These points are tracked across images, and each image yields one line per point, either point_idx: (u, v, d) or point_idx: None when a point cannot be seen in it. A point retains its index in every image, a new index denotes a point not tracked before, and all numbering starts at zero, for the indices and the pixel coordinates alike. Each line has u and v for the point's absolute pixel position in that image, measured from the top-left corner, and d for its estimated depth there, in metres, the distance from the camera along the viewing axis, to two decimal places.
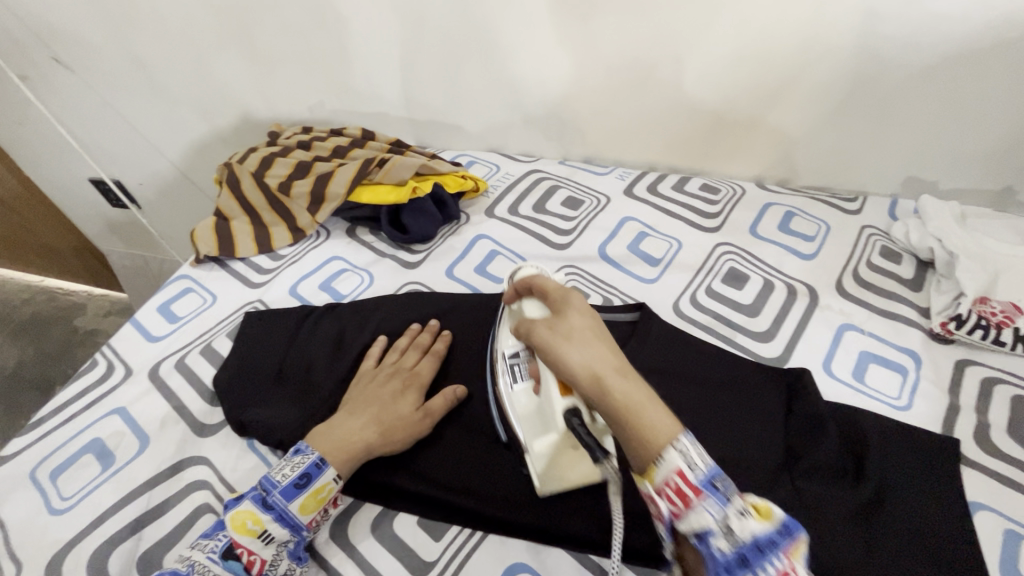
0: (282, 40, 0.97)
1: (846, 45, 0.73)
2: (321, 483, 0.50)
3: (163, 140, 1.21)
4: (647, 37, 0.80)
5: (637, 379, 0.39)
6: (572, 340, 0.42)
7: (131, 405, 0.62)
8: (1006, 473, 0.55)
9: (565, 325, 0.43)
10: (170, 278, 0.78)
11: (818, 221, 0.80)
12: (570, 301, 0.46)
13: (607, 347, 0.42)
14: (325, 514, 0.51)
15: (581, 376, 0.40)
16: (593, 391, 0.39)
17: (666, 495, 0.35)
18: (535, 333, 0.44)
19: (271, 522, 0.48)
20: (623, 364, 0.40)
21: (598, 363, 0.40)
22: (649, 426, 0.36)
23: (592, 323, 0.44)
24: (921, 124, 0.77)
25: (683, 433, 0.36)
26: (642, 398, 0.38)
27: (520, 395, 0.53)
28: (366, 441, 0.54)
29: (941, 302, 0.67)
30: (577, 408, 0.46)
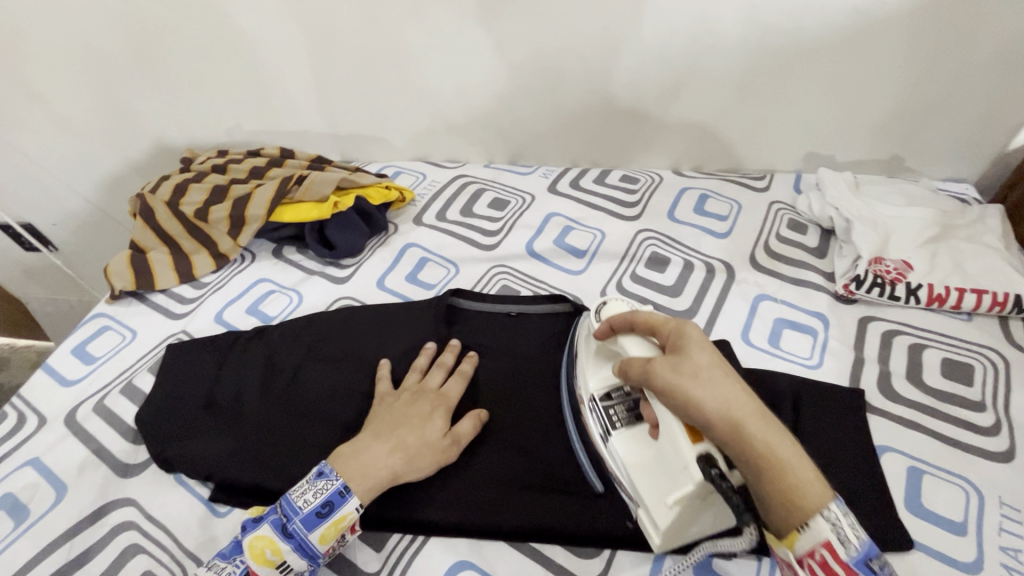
0: (188, 64, 0.94)
1: (735, 34, 0.77)
2: (343, 512, 0.49)
3: (73, 176, 1.15)
4: (551, 38, 0.82)
5: (775, 427, 0.41)
6: (703, 381, 0.42)
7: (45, 453, 0.59)
8: (907, 416, 0.59)
9: (690, 364, 0.43)
10: (84, 318, 0.74)
11: (730, 201, 0.85)
12: (688, 335, 0.46)
13: (740, 390, 0.43)
14: (343, 542, 0.50)
15: (721, 422, 0.41)
16: (734, 441, 0.40)
17: (809, 564, 0.38)
18: (656, 374, 0.45)
19: (290, 552, 0.47)
20: (761, 410, 0.42)
21: (736, 408, 0.41)
22: (797, 486, 0.39)
23: (717, 361, 0.44)
24: (812, 102, 0.83)
25: (833, 501, 0.39)
26: (785, 451, 0.40)
27: (627, 443, 0.51)
28: (393, 467, 0.52)
29: (842, 265, 0.72)
30: (711, 455, 0.43)
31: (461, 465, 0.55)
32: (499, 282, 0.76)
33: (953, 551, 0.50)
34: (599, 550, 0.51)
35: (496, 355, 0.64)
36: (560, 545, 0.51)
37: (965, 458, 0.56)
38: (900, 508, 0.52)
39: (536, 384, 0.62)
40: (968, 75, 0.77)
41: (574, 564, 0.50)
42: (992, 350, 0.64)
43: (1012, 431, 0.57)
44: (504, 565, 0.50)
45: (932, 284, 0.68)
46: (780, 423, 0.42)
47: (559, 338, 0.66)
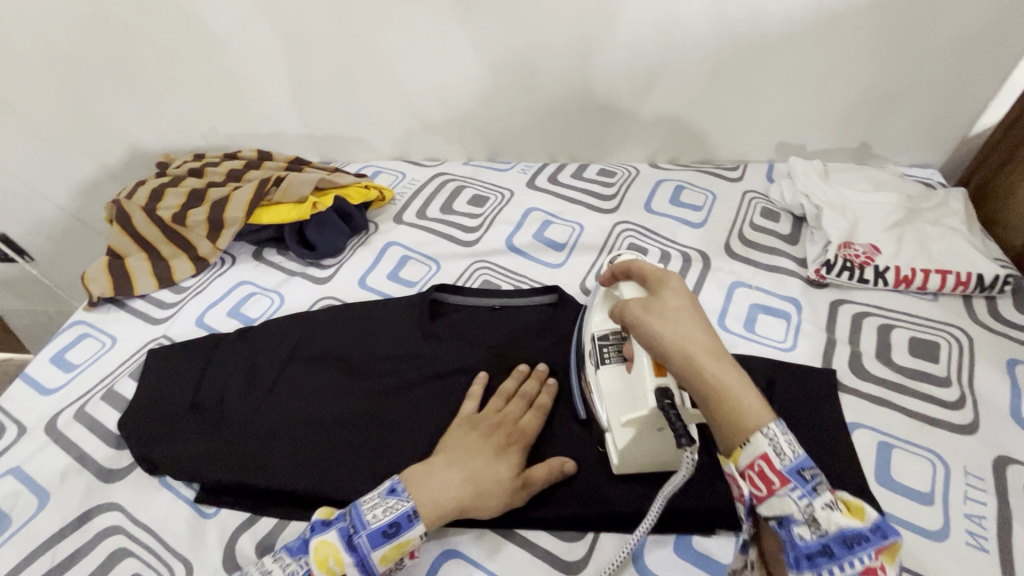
0: (162, 69, 0.94)
1: (704, 29, 0.79)
2: (407, 537, 0.47)
3: (47, 184, 1.13)
4: (525, 36, 0.83)
5: (728, 361, 0.41)
6: (666, 319, 0.44)
7: (26, 462, 0.59)
8: (877, 393, 0.61)
9: (660, 304, 0.45)
10: (62, 326, 0.74)
11: (705, 191, 0.86)
12: (669, 282, 0.47)
13: (701, 328, 0.43)
14: (398, 565, 0.49)
15: (672, 351, 0.42)
16: (684, 368, 0.41)
17: (748, 477, 0.39)
18: (627, 311, 0.47)
19: (351, 567, 0.46)
20: (716, 347, 0.42)
21: (690, 340, 0.42)
22: (742, 407, 0.39)
23: (687, 304, 0.45)
24: (781, 93, 0.85)
25: (773, 422, 0.39)
26: (733, 379, 0.40)
27: (608, 374, 0.54)
28: (461, 499, 0.49)
29: (814, 251, 0.74)
30: (668, 387, 0.45)
31: None
32: (480, 277, 0.77)
33: (921, 519, 0.52)
34: (583, 534, 0.52)
35: (479, 347, 0.65)
36: (545, 531, 0.52)
37: (932, 431, 0.58)
38: (871, 481, 0.54)
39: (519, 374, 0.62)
40: (928, 64, 0.79)
41: (558, 549, 0.51)
42: (956, 327, 0.67)
43: (976, 403, 0.60)
44: (491, 552, 0.51)
45: (899, 266, 0.70)
46: (736, 360, 0.42)
47: (541, 330, 0.66)
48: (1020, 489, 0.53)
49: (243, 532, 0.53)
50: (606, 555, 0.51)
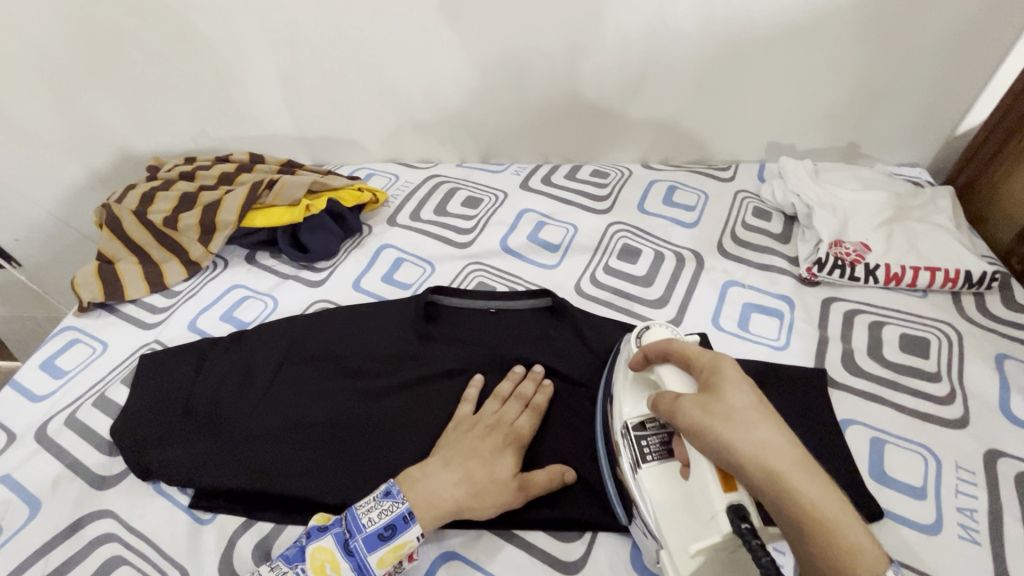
0: (152, 72, 0.93)
1: (693, 30, 0.80)
2: (404, 538, 0.47)
3: (35, 190, 1.12)
4: (516, 37, 0.83)
5: (820, 478, 0.39)
6: (734, 423, 0.40)
7: (17, 470, 0.58)
8: (870, 390, 0.62)
9: (723, 406, 0.41)
10: (52, 332, 0.73)
11: (698, 191, 0.87)
12: (724, 372, 0.44)
13: (781, 436, 0.40)
14: (398, 569, 0.49)
15: (756, 470, 0.39)
16: (774, 493, 0.38)
17: None
18: (685, 411, 0.43)
19: (349, 571, 0.46)
20: (804, 458, 0.39)
21: (778, 457, 0.39)
22: (853, 547, 0.37)
23: (754, 402, 0.42)
24: (771, 94, 0.86)
25: (889, 568, 0.37)
26: (835, 508, 0.38)
27: (650, 482, 0.47)
28: (459, 502, 0.49)
29: (805, 250, 0.75)
30: (742, 505, 0.40)
31: None
32: (475, 279, 0.77)
33: (915, 514, 0.52)
34: (581, 533, 0.52)
35: (475, 349, 0.65)
36: (544, 532, 0.52)
37: (923, 426, 0.58)
38: (865, 476, 0.55)
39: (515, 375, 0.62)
40: (914, 64, 0.80)
41: (557, 549, 0.51)
42: (946, 323, 0.68)
43: (966, 398, 0.61)
44: (491, 551, 0.51)
45: (889, 264, 0.71)
46: (821, 473, 0.40)
47: (537, 331, 0.66)
48: (1010, 481, 0.54)
49: (241, 535, 0.53)
50: (604, 553, 0.51)
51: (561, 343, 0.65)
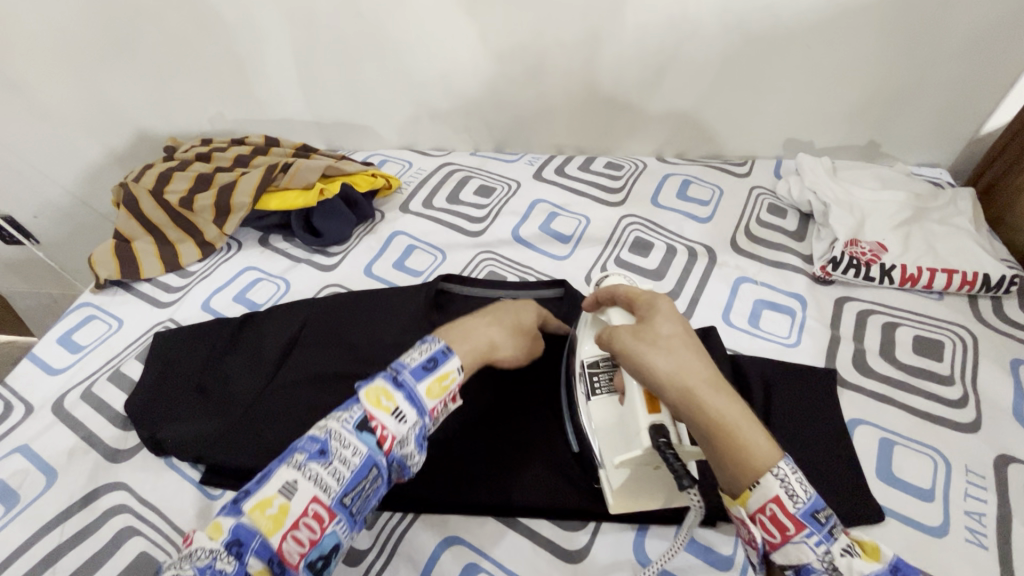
0: (170, 52, 0.93)
1: (715, 22, 0.79)
2: (447, 369, 0.47)
3: (54, 168, 1.14)
4: (534, 25, 0.83)
5: (730, 393, 0.41)
6: (659, 347, 0.43)
7: (34, 440, 0.59)
8: (881, 391, 0.61)
9: (651, 332, 0.45)
10: (69, 307, 0.74)
11: (712, 186, 0.86)
12: (658, 307, 0.47)
13: (696, 358, 0.43)
14: (447, 406, 0.47)
15: (669, 382, 0.42)
16: (684, 403, 0.41)
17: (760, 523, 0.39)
18: (618, 337, 0.46)
19: (402, 400, 0.43)
20: (715, 377, 0.42)
21: (688, 372, 0.42)
22: (750, 445, 0.39)
23: (679, 330, 0.45)
24: (792, 89, 0.84)
25: (782, 458, 0.39)
26: (739, 417, 0.40)
27: (598, 406, 0.52)
28: (493, 337, 0.53)
29: (820, 248, 0.74)
30: (663, 425, 0.45)
31: (451, 445, 0.56)
32: (485, 268, 0.77)
33: (921, 516, 0.52)
34: (584, 523, 0.52)
35: None
36: (548, 520, 0.53)
37: (934, 429, 0.58)
38: (872, 477, 0.55)
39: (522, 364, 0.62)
40: (940, 62, 0.78)
41: (560, 538, 0.52)
42: (961, 327, 0.67)
43: (978, 402, 0.60)
44: (494, 538, 0.52)
45: (905, 265, 0.70)
46: (737, 394, 0.42)
47: None
48: (1020, 488, 0.53)
49: None
50: (607, 544, 0.51)
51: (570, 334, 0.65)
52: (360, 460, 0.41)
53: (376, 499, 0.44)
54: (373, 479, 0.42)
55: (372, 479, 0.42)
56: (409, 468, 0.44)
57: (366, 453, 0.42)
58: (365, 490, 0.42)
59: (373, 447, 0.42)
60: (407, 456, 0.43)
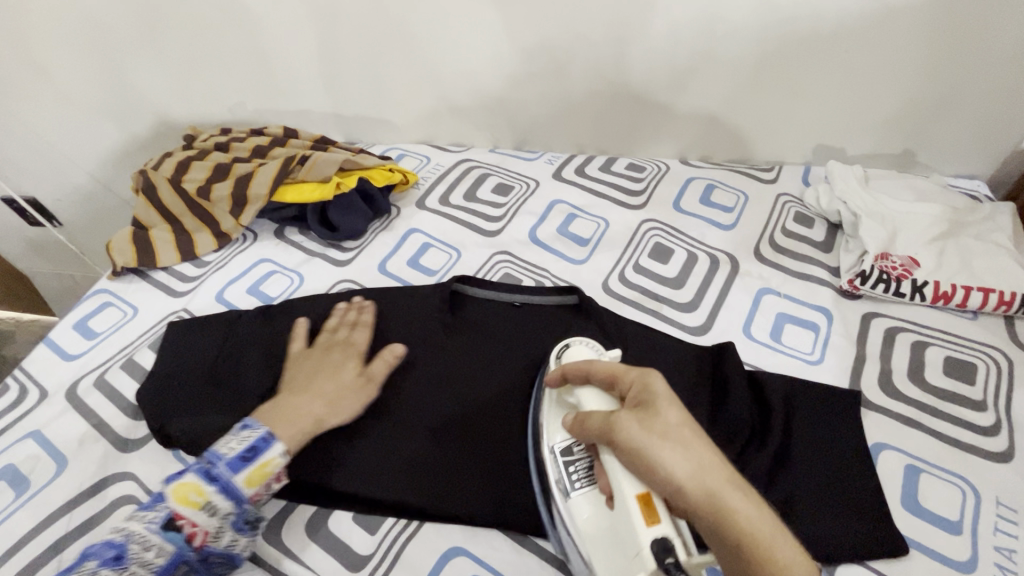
0: (194, 40, 0.93)
1: (749, 22, 0.76)
2: (268, 457, 0.50)
3: (78, 152, 1.15)
4: (561, 21, 0.81)
5: (750, 496, 0.39)
6: (672, 442, 0.39)
7: (47, 427, 0.59)
8: (908, 414, 0.59)
9: (658, 422, 0.41)
10: (86, 294, 0.74)
11: (737, 192, 0.84)
12: (652, 388, 0.44)
13: (708, 452, 0.40)
14: (270, 491, 0.50)
15: (691, 489, 0.38)
16: (711, 521, 0.37)
17: None
18: (621, 429, 0.41)
19: (214, 495, 0.47)
20: (730, 476, 0.39)
21: (707, 477, 0.38)
22: (783, 563, 0.36)
23: (683, 417, 0.42)
24: (825, 93, 0.81)
25: (816, 569, 0.37)
26: (768, 528, 0.37)
27: (579, 504, 0.47)
28: (317, 413, 0.54)
29: (848, 260, 0.72)
30: (668, 540, 0.39)
31: (459, 453, 0.55)
32: (500, 270, 0.75)
33: (947, 549, 0.50)
34: None
35: (495, 343, 0.64)
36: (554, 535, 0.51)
37: (963, 457, 0.55)
38: (896, 505, 0.52)
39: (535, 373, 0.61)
40: (985, 69, 0.75)
41: (565, 555, 0.51)
42: (996, 349, 0.64)
43: (1012, 431, 0.57)
44: (498, 548, 0.51)
45: (938, 282, 0.67)
46: (753, 492, 0.39)
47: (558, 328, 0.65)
48: None
49: None
50: None
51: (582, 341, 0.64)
52: (163, 559, 0.45)
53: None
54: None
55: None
56: (231, 555, 0.48)
57: (173, 549, 0.45)
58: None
59: (181, 544, 0.45)
60: (225, 544, 0.47)
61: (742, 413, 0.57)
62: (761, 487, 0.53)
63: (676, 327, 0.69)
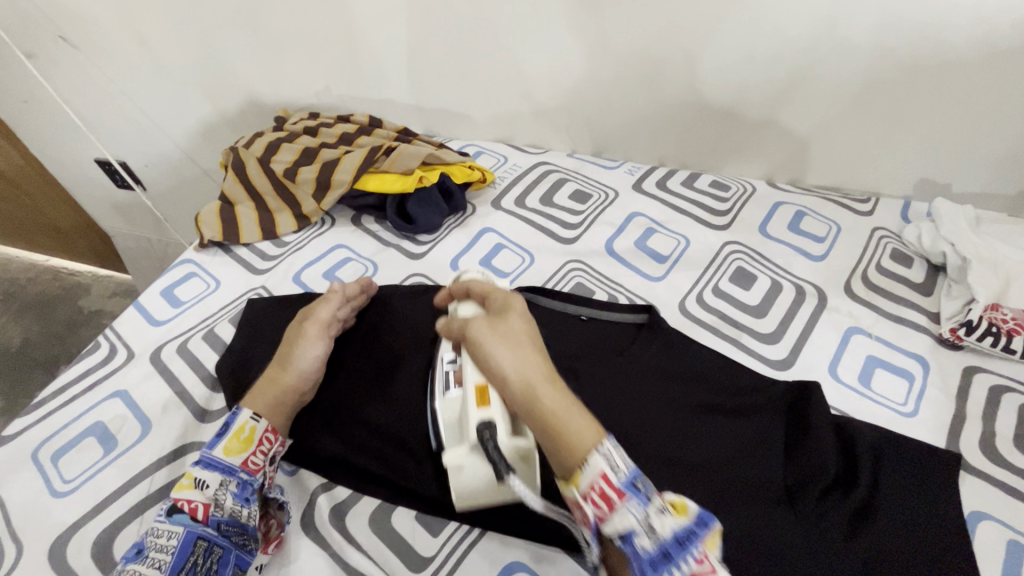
0: (291, 25, 0.95)
1: (864, 43, 0.71)
2: (240, 423, 0.53)
3: (169, 123, 1.21)
4: (659, 30, 0.78)
5: (563, 389, 0.43)
6: (505, 339, 0.46)
7: (133, 388, 0.62)
8: (1010, 482, 0.54)
9: (503, 326, 0.47)
10: (173, 262, 0.77)
11: (829, 222, 0.79)
12: (511, 305, 0.51)
13: (535, 352, 0.46)
14: (260, 455, 0.52)
15: (513, 379, 0.43)
16: (523, 399, 0.42)
17: (591, 499, 0.38)
18: (472, 326, 0.49)
19: (203, 471, 0.51)
20: (551, 372, 0.44)
21: (531, 370, 0.44)
22: (571, 433, 0.40)
23: (527, 327, 0.48)
24: (938, 125, 0.75)
25: (606, 437, 0.40)
26: (566, 407, 0.41)
27: (451, 401, 0.52)
28: (270, 372, 0.57)
29: (952, 307, 0.66)
30: (492, 421, 0.46)
31: None
32: (573, 279, 0.74)
33: None
34: None
35: (564, 357, 0.63)
36: None
37: None
38: None
39: (607, 392, 0.59)
40: None
41: None
42: None
43: None
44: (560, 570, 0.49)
45: None
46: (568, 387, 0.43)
47: (631, 347, 0.63)
48: None
49: (319, 494, 0.55)
50: None
51: (656, 363, 0.61)
52: (177, 540, 0.47)
53: (224, 568, 0.47)
54: (205, 553, 0.47)
55: (202, 552, 0.47)
56: (244, 525, 0.50)
57: (182, 530, 0.47)
58: (197, 565, 0.46)
59: (187, 522, 0.48)
60: (226, 511, 0.50)
61: (827, 460, 0.54)
62: (842, 540, 0.49)
63: (756, 359, 0.65)
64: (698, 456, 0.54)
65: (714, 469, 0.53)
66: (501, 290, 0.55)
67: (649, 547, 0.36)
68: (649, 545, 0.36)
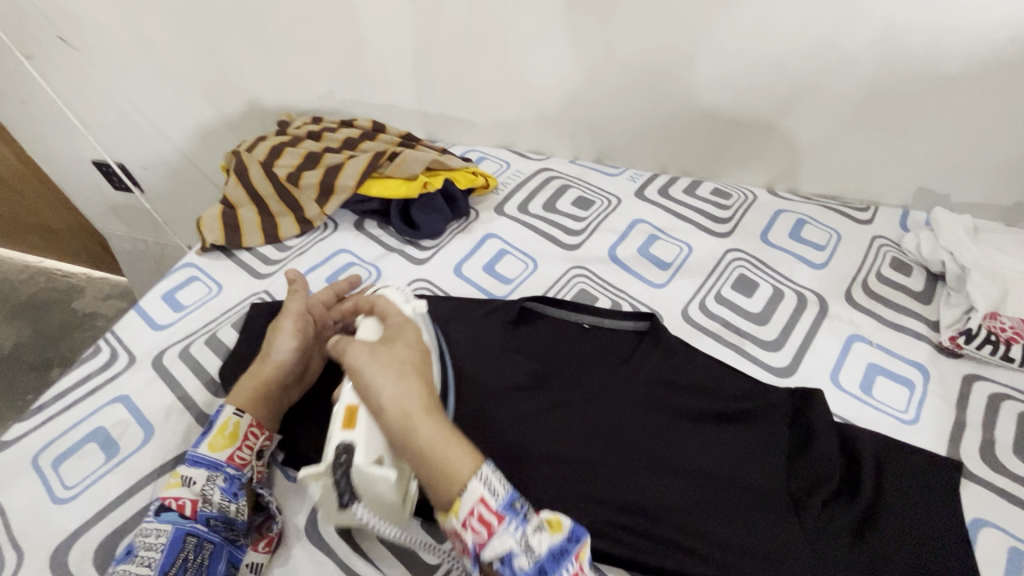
0: (295, 29, 0.95)
1: (865, 57, 0.72)
2: (223, 420, 0.53)
3: (170, 125, 1.21)
4: (663, 39, 0.79)
5: (439, 418, 0.46)
6: (386, 370, 0.48)
7: (136, 393, 0.62)
8: (1009, 489, 0.55)
9: (388, 355, 0.49)
10: (174, 266, 0.77)
11: (830, 230, 0.80)
12: (404, 333, 0.52)
13: (418, 385, 0.48)
14: (245, 449, 0.52)
15: (391, 408, 0.46)
16: (400, 428, 0.45)
17: (471, 525, 0.41)
18: (352, 354, 0.49)
19: (190, 468, 0.51)
20: (431, 405, 0.47)
21: (409, 402, 0.46)
22: (450, 462, 0.43)
23: (414, 358, 0.50)
24: (937, 136, 0.76)
25: (484, 463, 0.43)
26: (445, 437, 0.45)
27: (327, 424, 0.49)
28: (250, 368, 0.58)
29: (951, 315, 0.67)
30: (352, 445, 0.45)
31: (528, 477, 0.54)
32: (576, 285, 0.74)
33: None
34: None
35: (567, 364, 0.63)
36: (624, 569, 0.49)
37: None
38: None
39: (608, 399, 0.59)
40: None
41: None
42: None
43: None
44: None
45: None
46: (447, 419, 0.47)
47: (634, 355, 0.63)
48: None
49: None
50: None
51: (658, 370, 0.61)
52: (166, 538, 0.47)
53: (216, 563, 0.48)
54: (195, 548, 0.47)
55: (192, 548, 0.47)
56: (233, 521, 0.49)
57: (170, 528, 0.48)
58: (188, 561, 0.46)
59: (175, 520, 0.48)
60: (214, 506, 0.49)
61: (826, 465, 0.54)
62: (844, 546, 0.49)
63: (759, 367, 0.66)
64: (701, 463, 0.55)
65: (715, 475, 0.54)
66: (398, 311, 0.56)
67: (527, 565, 0.40)
68: (527, 564, 0.40)
